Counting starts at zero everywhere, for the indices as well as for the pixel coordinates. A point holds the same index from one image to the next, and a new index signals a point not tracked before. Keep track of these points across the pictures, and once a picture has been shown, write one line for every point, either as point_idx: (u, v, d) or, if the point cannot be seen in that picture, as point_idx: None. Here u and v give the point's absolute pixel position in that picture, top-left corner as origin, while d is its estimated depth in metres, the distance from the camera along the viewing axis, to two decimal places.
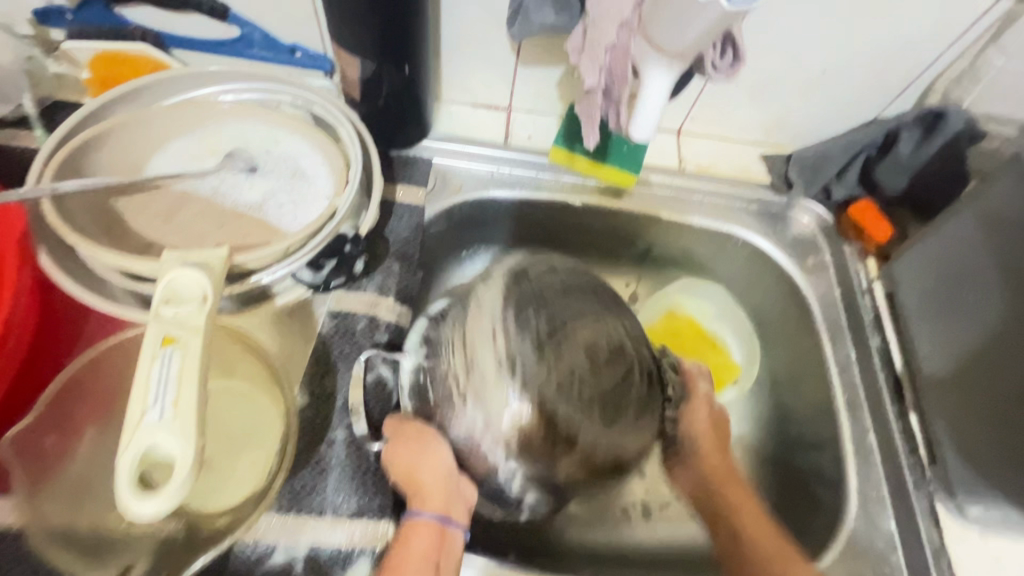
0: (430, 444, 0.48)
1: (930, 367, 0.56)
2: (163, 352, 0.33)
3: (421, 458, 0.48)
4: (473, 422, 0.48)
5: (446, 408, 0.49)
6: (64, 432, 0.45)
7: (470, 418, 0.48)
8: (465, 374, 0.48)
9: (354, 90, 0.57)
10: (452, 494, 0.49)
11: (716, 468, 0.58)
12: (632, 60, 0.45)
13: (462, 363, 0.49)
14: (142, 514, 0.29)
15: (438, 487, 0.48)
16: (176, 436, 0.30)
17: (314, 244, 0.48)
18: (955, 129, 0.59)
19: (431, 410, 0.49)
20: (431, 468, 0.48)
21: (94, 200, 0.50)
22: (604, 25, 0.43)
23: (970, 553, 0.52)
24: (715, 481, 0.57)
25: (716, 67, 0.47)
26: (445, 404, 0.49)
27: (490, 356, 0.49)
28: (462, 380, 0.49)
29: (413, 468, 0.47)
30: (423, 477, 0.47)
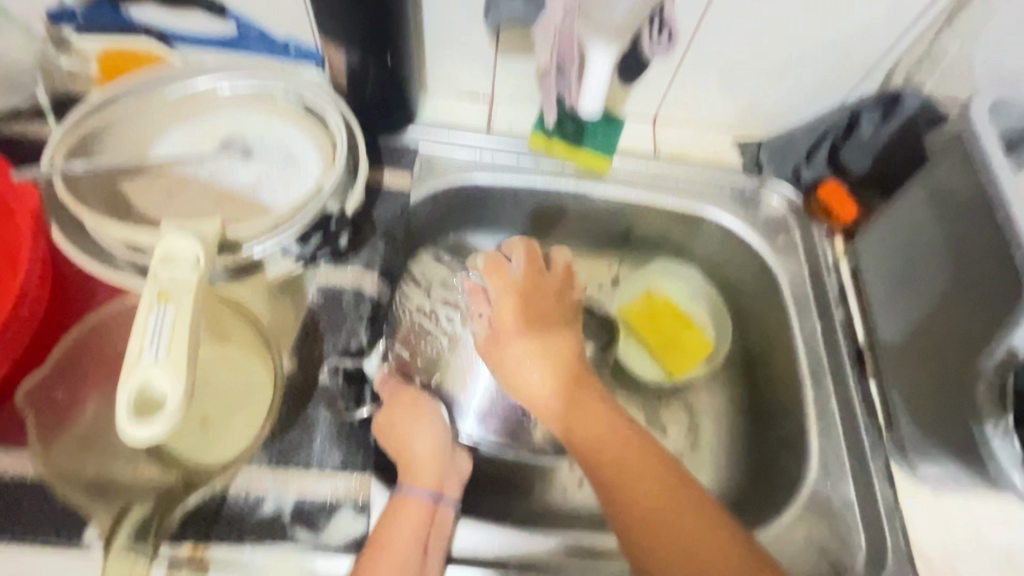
0: (422, 413, 0.55)
1: (887, 337, 0.60)
2: (157, 305, 0.38)
3: (414, 427, 0.54)
4: (453, 332, 0.65)
5: (423, 338, 0.64)
6: (73, 391, 0.49)
7: (451, 330, 0.65)
8: (428, 291, 0.67)
9: (341, 80, 0.61)
10: (443, 472, 0.53)
11: (553, 352, 0.56)
12: (577, 40, 0.48)
13: (423, 291, 0.67)
14: (136, 439, 0.33)
15: (429, 460, 0.53)
16: (169, 374, 0.35)
17: (302, 220, 0.52)
18: (911, 110, 0.63)
19: (409, 359, 0.62)
20: (423, 440, 0.53)
21: (102, 183, 0.55)
22: (551, 8, 0.47)
23: (922, 510, 0.55)
24: (556, 365, 0.55)
25: (654, 45, 0.51)
26: (425, 338, 0.64)
27: (440, 270, 0.70)
28: (428, 299, 0.67)
29: (407, 436, 0.53)
30: (416, 448, 0.53)
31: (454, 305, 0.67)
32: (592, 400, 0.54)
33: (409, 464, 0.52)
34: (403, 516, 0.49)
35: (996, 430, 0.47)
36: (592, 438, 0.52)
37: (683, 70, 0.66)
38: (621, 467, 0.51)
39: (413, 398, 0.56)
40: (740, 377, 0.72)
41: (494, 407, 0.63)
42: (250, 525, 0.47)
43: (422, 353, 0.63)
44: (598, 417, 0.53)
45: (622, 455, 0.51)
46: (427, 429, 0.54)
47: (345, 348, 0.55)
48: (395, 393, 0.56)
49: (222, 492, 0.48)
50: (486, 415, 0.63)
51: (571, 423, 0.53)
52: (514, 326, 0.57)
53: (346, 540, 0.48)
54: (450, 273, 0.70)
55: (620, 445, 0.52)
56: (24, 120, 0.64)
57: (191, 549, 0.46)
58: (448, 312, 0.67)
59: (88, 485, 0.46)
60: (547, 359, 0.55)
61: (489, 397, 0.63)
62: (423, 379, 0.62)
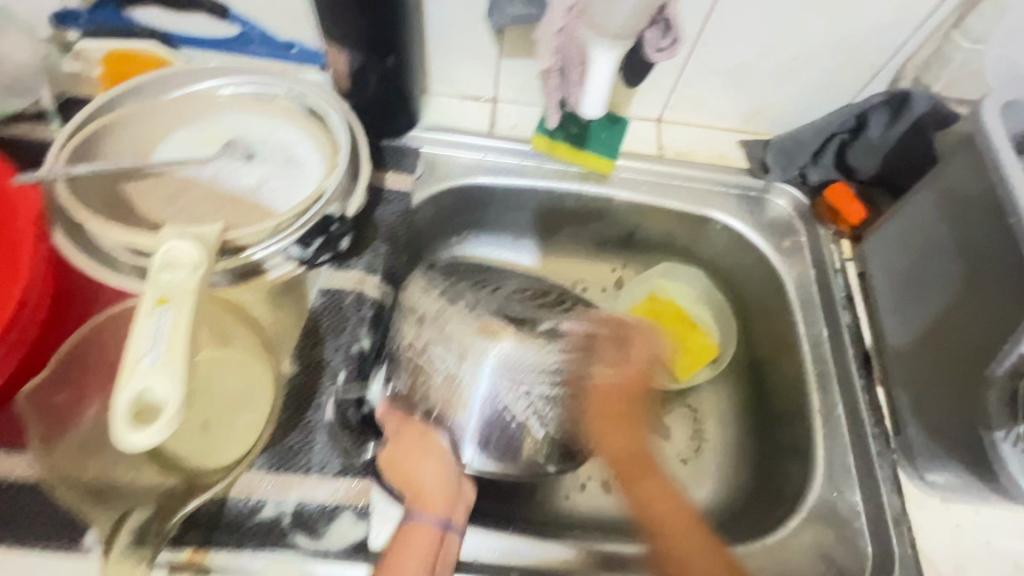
0: (432, 444, 0.53)
1: (895, 341, 0.59)
2: (156, 310, 0.37)
3: (422, 459, 0.52)
4: (451, 368, 0.53)
5: (421, 372, 0.54)
6: (75, 392, 0.50)
7: (450, 366, 0.53)
8: (420, 325, 0.55)
9: (343, 82, 0.61)
10: (452, 497, 0.52)
11: (629, 420, 0.55)
12: (580, 44, 0.48)
13: (416, 325, 0.56)
14: (135, 445, 0.33)
15: (439, 489, 0.51)
16: (168, 379, 0.35)
17: (299, 226, 0.52)
18: (921, 110, 0.62)
19: (407, 395, 0.54)
20: (432, 470, 0.52)
21: (105, 185, 0.55)
22: (552, 11, 0.47)
23: (930, 518, 0.54)
24: (632, 439, 0.55)
25: (657, 48, 0.50)
26: (422, 374, 0.54)
27: (434, 302, 0.57)
28: (421, 334, 0.55)
29: (415, 469, 0.51)
30: (426, 478, 0.51)
31: (449, 337, 0.54)
32: (658, 480, 0.55)
33: (417, 494, 0.51)
34: (412, 539, 0.48)
35: (1006, 437, 0.46)
36: (660, 520, 0.53)
37: (688, 70, 0.66)
38: (674, 529, 0.53)
39: (422, 431, 0.53)
40: (745, 381, 0.71)
41: (494, 436, 0.54)
42: (250, 530, 0.47)
43: (423, 387, 0.54)
44: (664, 499, 0.54)
45: (674, 523, 0.53)
46: (435, 460, 0.52)
47: (347, 352, 0.55)
48: (402, 425, 0.53)
49: (222, 498, 0.47)
50: (486, 444, 0.54)
51: (640, 499, 0.54)
52: (610, 397, 0.55)
53: (347, 546, 0.48)
54: (445, 306, 0.56)
55: (674, 515, 0.53)
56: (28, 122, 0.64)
57: (191, 554, 0.46)
58: (442, 347, 0.54)
59: (86, 489, 0.46)
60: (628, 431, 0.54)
61: (488, 426, 0.53)
62: (423, 412, 0.53)
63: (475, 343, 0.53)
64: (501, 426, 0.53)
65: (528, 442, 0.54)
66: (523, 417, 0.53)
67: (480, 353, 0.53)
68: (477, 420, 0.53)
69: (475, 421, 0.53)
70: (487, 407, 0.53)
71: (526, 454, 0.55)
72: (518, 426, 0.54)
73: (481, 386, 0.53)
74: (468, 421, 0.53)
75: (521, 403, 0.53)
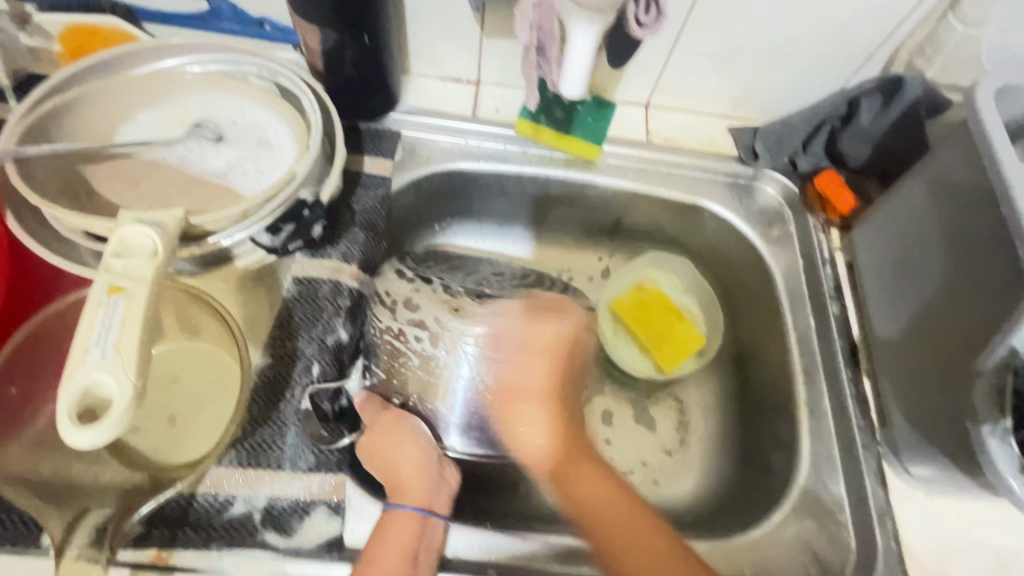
0: (408, 432, 0.53)
1: (883, 332, 0.58)
2: (108, 299, 0.35)
3: (400, 447, 0.52)
4: (428, 353, 0.55)
5: (399, 359, 0.55)
6: (30, 385, 0.47)
7: (426, 351, 0.55)
8: (394, 312, 0.56)
9: (317, 61, 0.58)
10: (433, 486, 0.51)
11: (554, 406, 0.52)
12: (556, 17, 0.46)
13: (389, 312, 0.56)
14: (78, 443, 0.31)
15: (419, 477, 0.51)
16: (116, 374, 0.33)
17: (269, 210, 0.49)
18: (912, 97, 0.60)
19: (384, 381, 0.56)
20: (411, 459, 0.52)
21: (63, 166, 0.52)
22: None
23: (914, 512, 0.53)
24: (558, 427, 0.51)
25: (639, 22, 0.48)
26: (398, 360, 0.55)
27: (405, 287, 0.58)
28: (395, 321, 0.56)
29: (394, 458, 0.51)
30: (405, 467, 0.51)
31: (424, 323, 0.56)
32: (588, 466, 0.51)
33: (397, 486, 0.50)
34: (393, 529, 0.47)
35: (993, 431, 0.45)
36: (585, 503, 0.50)
37: (676, 52, 0.63)
38: (603, 514, 0.50)
39: (398, 418, 0.53)
40: (732, 372, 0.70)
41: (477, 421, 0.57)
42: (218, 527, 0.45)
43: (401, 373, 0.56)
44: (589, 483, 0.51)
45: (614, 512, 0.50)
46: (413, 448, 0.52)
47: (321, 343, 0.52)
48: (378, 414, 0.53)
49: (189, 493, 0.45)
50: (469, 428, 0.57)
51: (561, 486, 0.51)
52: (536, 385, 0.52)
53: (322, 542, 0.47)
54: (415, 290, 0.58)
55: (606, 500, 0.50)
56: None
57: (156, 554, 0.44)
58: (417, 332, 0.56)
59: (39, 490, 0.43)
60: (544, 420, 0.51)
61: (470, 411, 0.56)
62: (400, 400, 0.55)
63: (449, 327, 0.55)
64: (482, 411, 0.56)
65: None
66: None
67: (455, 338, 0.55)
68: (459, 405, 0.56)
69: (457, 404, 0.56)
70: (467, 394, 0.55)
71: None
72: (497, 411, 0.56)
73: (460, 372, 0.55)
74: (450, 404, 0.56)
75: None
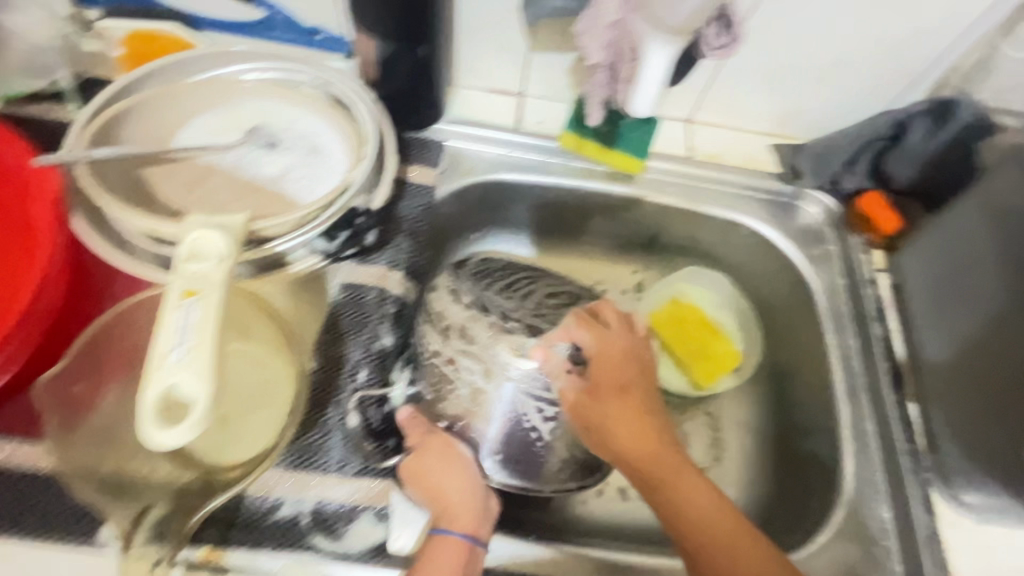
0: (455, 458, 0.52)
1: (932, 355, 0.58)
2: (184, 302, 0.36)
3: (446, 471, 0.51)
4: (476, 384, 0.53)
5: (446, 382, 0.54)
6: (93, 383, 0.48)
7: (475, 381, 0.53)
8: (445, 336, 0.55)
9: (371, 71, 0.59)
10: (478, 512, 0.50)
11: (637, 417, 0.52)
12: (632, 40, 0.47)
13: (441, 335, 0.55)
14: (163, 443, 0.33)
15: (465, 503, 0.50)
16: (195, 376, 0.34)
17: (329, 216, 0.51)
18: (966, 120, 0.60)
19: (431, 401, 0.54)
20: (456, 485, 0.51)
21: (126, 170, 0.54)
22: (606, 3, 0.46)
23: (964, 541, 0.52)
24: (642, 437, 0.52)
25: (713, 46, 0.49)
26: (445, 383, 0.54)
27: (461, 312, 0.56)
28: (448, 346, 0.54)
29: (440, 483, 0.50)
30: (451, 492, 0.50)
31: (476, 353, 0.54)
32: (685, 479, 0.50)
33: (443, 510, 0.49)
34: (443, 551, 0.46)
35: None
36: (684, 512, 0.49)
37: (724, 69, 0.64)
38: (705, 527, 0.48)
39: (447, 443, 0.52)
40: (769, 391, 0.70)
41: (512, 447, 0.54)
42: (267, 529, 0.46)
43: (445, 397, 0.54)
44: (694, 493, 0.49)
45: (722, 538, 0.48)
46: (459, 474, 0.51)
47: (368, 349, 0.53)
48: (427, 435, 0.52)
49: (239, 495, 0.46)
50: (506, 458, 0.54)
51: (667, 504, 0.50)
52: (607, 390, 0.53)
53: (367, 547, 0.47)
54: (473, 318, 0.55)
55: (711, 518, 0.48)
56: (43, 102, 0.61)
57: (207, 552, 0.45)
58: (468, 360, 0.54)
59: (104, 484, 0.45)
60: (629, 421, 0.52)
61: (507, 438, 0.54)
62: (446, 424, 0.53)
63: (499, 358, 0.54)
64: (520, 440, 0.54)
65: (546, 455, 0.55)
66: (545, 436, 0.54)
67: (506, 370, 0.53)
68: (498, 428, 0.53)
69: (497, 429, 0.53)
70: (507, 418, 0.53)
71: (547, 468, 0.56)
72: (540, 436, 0.54)
73: (504, 393, 0.53)
74: (490, 428, 0.53)
75: (543, 424, 0.54)
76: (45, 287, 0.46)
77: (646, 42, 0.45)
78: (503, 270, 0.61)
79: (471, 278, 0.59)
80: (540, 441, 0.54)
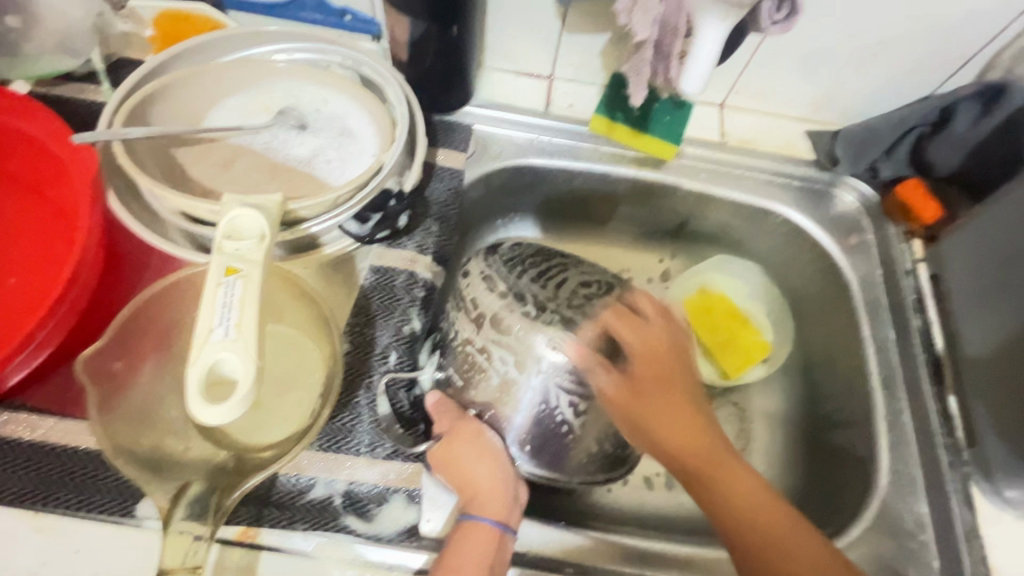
0: (485, 443, 0.51)
1: (973, 349, 0.56)
2: (226, 280, 0.36)
3: (476, 459, 0.49)
4: (508, 375, 0.51)
5: (478, 371, 0.52)
6: (131, 360, 0.48)
7: (506, 372, 0.51)
8: (478, 326, 0.51)
9: (401, 51, 0.58)
10: (509, 499, 0.49)
11: (671, 405, 0.51)
12: (685, 13, 0.45)
13: (473, 324, 0.52)
14: (208, 418, 0.32)
15: (495, 488, 0.49)
16: (239, 353, 0.34)
17: (362, 197, 0.51)
18: (1018, 105, 0.57)
19: (461, 387, 0.53)
20: (487, 469, 0.50)
21: (158, 149, 0.53)
22: None
23: (1002, 536, 0.52)
24: (679, 424, 0.50)
25: (771, 21, 0.46)
26: (474, 370, 0.52)
27: (495, 300, 0.51)
28: (481, 335, 0.51)
29: (470, 469, 0.49)
30: (481, 478, 0.49)
31: (509, 345, 0.50)
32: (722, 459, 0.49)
33: (474, 496, 0.48)
34: (472, 538, 0.46)
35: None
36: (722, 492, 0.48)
37: (764, 50, 0.61)
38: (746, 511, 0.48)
39: (477, 430, 0.51)
40: (799, 381, 0.69)
41: (539, 436, 0.52)
42: (301, 508, 0.46)
43: (476, 385, 0.52)
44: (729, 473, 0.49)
45: (760, 516, 0.47)
46: (488, 458, 0.50)
47: (398, 332, 0.53)
48: (457, 423, 0.51)
49: (273, 474, 0.46)
50: (533, 447, 0.53)
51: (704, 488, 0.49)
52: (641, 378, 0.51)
53: (400, 529, 0.47)
54: (506, 306, 0.51)
55: (748, 499, 0.48)
56: (77, 84, 0.61)
57: (243, 531, 0.45)
58: (502, 351, 0.50)
59: (142, 462, 0.44)
60: (665, 409, 0.50)
61: (535, 428, 0.52)
62: (476, 411, 0.53)
63: (532, 348, 0.50)
64: (550, 432, 0.52)
65: (573, 447, 0.53)
66: (576, 429, 0.52)
67: (538, 361, 0.50)
68: (526, 419, 0.52)
69: (524, 418, 0.51)
70: (539, 409, 0.51)
71: (574, 457, 0.54)
72: (568, 430, 0.52)
73: (533, 381, 0.50)
74: (518, 417, 0.52)
75: (575, 418, 0.52)
76: (84, 264, 0.46)
77: (698, 14, 0.44)
78: (537, 254, 0.56)
79: (504, 264, 0.53)
80: (570, 433, 0.52)
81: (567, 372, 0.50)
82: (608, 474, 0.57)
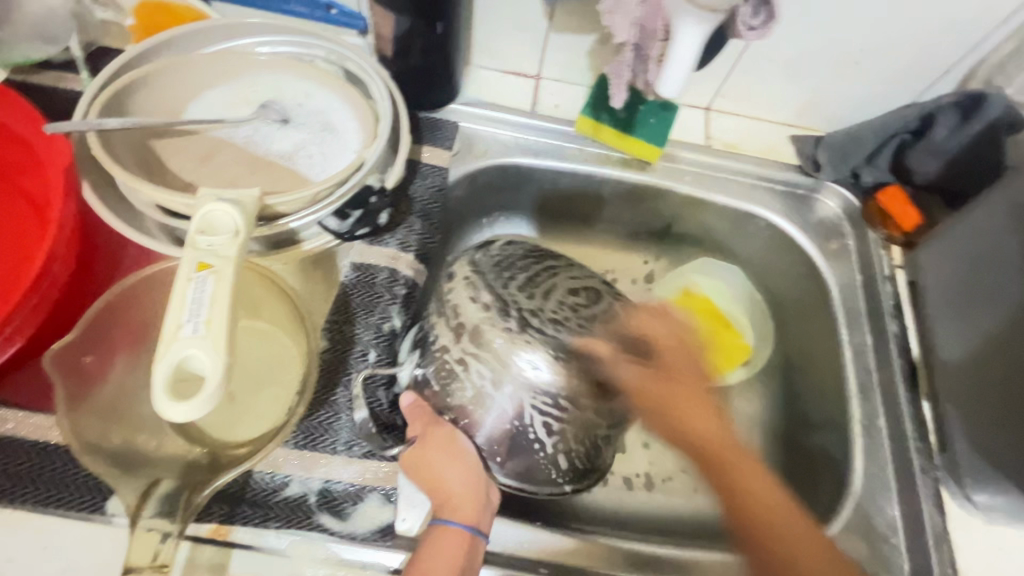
0: (458, 449, 0.50)
1: (946, 355, 0.57)
2: (197, 276, 0.36)
3: (449, 463, 0.49)
4: (484, 389, 0.50)
5: (455, 380, 0.50)
6: (103, 355, 0.48)
7: (483, 386, 0.50)
8: (456, 336, 0.51)
9: (386, 47, 0.57)
10: (480, 504, 0.49)
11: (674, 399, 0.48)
12: (663, 16, 0.45)
13: (452, 332, 0.51)
14: (174, 416, 0.32)
15: (467, 493, 0.49)
16: (207, 350, 0.33)
17: (341, 194, 0.50)
18: (994, 114, 0.57)
19: (439, 390, 0.51)
20: (459, 474, 0.49)
21: (135, 140, 0.53)
22: None
23: (971, 539, 0.52)
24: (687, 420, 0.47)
25: (748, 27, 0.46)
26: (451, 382, 0.51)
27: (475, 310, 0.51)
28: (458, 345, 0.51)
29: (441, 475, 0.48)
30: (452, 483, 0.48)
31: (487, 358, 0.50)
32: (738, 458, 0.48)
33: (444, 502, 0.47)
34: (444, 542, 0.45)
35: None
36: (751, 491, 0.47)
37: (748, 55, 0.62)
38: (766, 517, 0.47)
39: (450, 436, 0.50)
40: (778, 384, 0.70)
41: (512, 449, 0.51)
42: (275, 507, 0.46)
43: (453, 391, 0.51)
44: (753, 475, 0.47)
45: (773, 516, 0.47)
46: (460, 464, 0.49)
47: (378, 330, 0.53)
48: (428, 428, 0.50)
49: (247, 472, 0.46)
50: (506, 458, 0.51)
51: (736, 487, 0.47)
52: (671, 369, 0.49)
53: (374, 528, 0.47)
54: (488, 319, 0.51)
55: (764, 495, 0.47)
56: (56, 71, 0.60)
57: (215, 529, 0.45)
58: (479, 364, 0.50)
59: (111, 458, 0.44)
60: (696, 402, 0.48)
61: (508, 438, 0.50)
62: (451, 416, 0.51)
63: (508, 365, 0.49)
64: (523, 448, 0.51)
65: (548, 466, 0.52)
66: (549, 448, 0.51)
67: (513, 377, 0.49)
68: (497, 424, 0.50)
69: (495, 424, 0.50)
70: (512, 425, 0.50)
71: (542, 474, 0.52)
72: (542, 447, 0.51)
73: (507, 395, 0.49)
74: (490, 420, 0.50)
75: (549, 437, 0.51)
76: (57, 257, 0.46)
77: (674, 16, 0.44)
78: (525, 259, 0.56)
79: (487, 272, 0.54)
80: (543, 452, 0.51)
81: (545, 394, 0.49)
82: (580, 484, 0.55)
